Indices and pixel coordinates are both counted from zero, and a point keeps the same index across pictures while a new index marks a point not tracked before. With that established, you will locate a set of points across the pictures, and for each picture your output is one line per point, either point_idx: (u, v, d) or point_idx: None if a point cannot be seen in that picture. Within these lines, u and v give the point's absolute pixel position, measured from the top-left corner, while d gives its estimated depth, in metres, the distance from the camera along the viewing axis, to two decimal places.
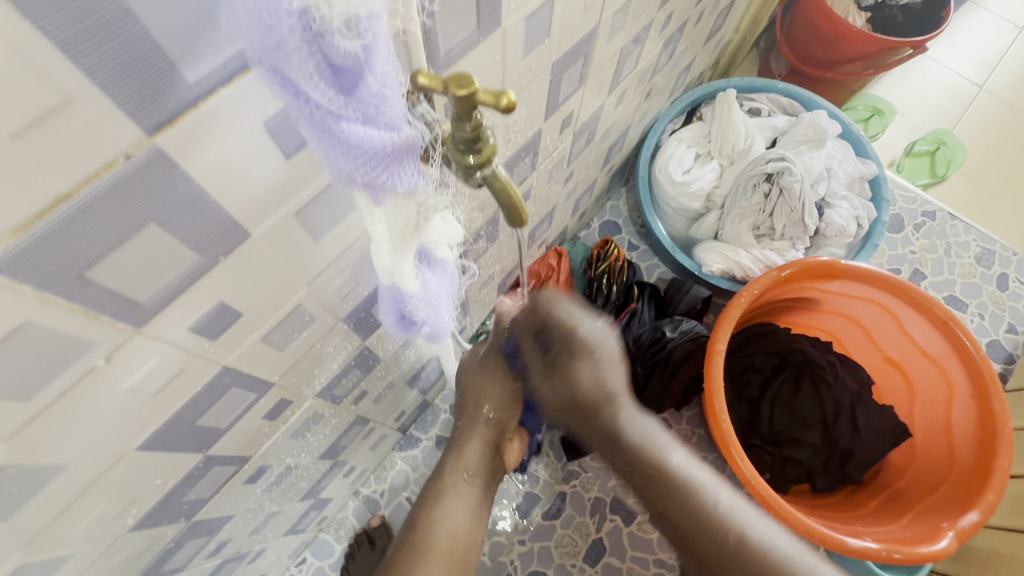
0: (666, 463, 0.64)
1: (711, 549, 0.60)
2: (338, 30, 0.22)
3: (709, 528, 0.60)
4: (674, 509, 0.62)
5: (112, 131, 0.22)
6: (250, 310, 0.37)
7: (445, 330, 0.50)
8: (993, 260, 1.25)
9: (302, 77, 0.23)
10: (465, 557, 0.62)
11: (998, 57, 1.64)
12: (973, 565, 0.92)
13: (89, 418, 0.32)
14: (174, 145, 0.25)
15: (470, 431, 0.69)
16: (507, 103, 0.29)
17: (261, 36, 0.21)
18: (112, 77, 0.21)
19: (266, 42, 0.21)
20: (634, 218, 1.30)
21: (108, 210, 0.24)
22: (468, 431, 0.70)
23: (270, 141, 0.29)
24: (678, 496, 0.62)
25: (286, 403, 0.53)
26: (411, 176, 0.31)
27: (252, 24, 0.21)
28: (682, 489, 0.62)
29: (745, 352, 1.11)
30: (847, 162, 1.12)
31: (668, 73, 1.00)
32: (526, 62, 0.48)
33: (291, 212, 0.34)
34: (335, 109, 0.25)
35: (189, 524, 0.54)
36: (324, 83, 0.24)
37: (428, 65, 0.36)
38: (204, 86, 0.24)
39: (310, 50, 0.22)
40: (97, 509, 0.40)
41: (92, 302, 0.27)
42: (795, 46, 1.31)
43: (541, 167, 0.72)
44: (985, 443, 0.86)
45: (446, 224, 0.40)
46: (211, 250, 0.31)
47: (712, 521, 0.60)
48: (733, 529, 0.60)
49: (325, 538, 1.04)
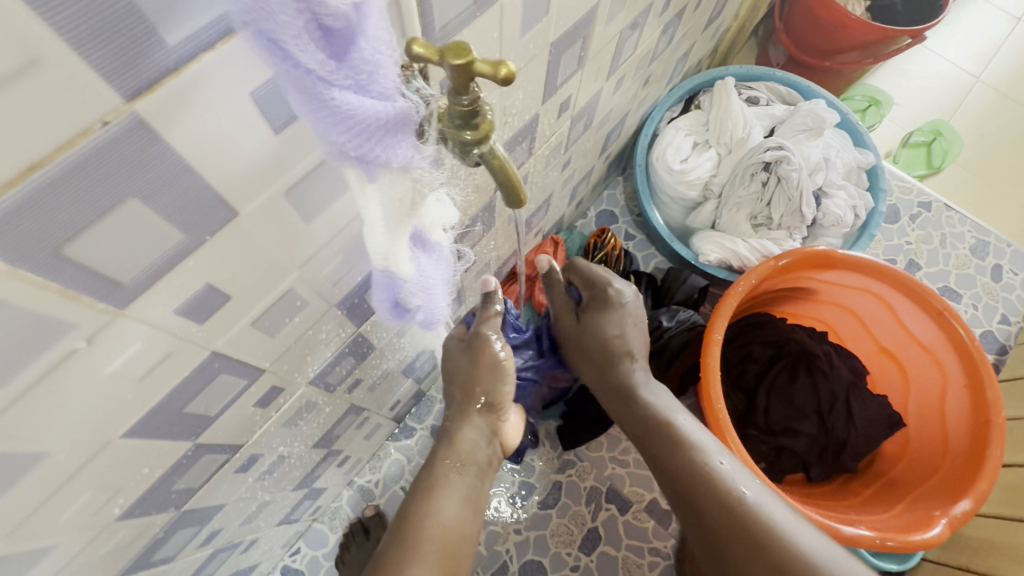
0: (667, 424, 0.67)
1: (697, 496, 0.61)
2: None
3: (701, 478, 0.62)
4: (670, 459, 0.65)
5: (87, 95, 0.21)
6: (239, 293, 0.36)
7: (441, 316, 0.49)
8: (988, 251, 1.26)
9: (292, 38, 0.21)
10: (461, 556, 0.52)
11: (995, 48, 1.63)
12: (964, 552, 0.93)
13: (72, 403, 0.31)
14: (155, 113, 0.23)
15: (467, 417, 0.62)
16: (506, 74, 0.28)
17: None
18: (85, 38, 0.20)
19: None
20: (631, 208, 1.29)
21: (85, 183, 0.23)
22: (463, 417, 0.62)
23: (255, 113, 0.27)
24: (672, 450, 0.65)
25: (278, 390, 0.52)
26: (404, 150, 0.30)
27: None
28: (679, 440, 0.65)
29: (741, 343, 1.12)
30: (845, 151, 1.11)
31: (667, 59, 0.99)
32: (524, 41, 0.46)
33: (280, 190, 0.33)
34: (326, 75, 0.24)
35: (179, 513, 0.53)
36: (314, 46, 0.23)
37: (423, 38, 0.34)
38: (184, 52, 0.23)
39: (299, 7, 0.21)
40: (82, 497, 0.39)
41: (71, 282, 0.26)
42: (794, 35, 1.30)
43: (538, 153, 0.71)
44: (978, 431, 0.86)
45: (442, 207, 0.38)
46: (196, 228, 0.29)
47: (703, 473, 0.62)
48: (727, 488, 0.60)
49: (319, 528, 1.04)
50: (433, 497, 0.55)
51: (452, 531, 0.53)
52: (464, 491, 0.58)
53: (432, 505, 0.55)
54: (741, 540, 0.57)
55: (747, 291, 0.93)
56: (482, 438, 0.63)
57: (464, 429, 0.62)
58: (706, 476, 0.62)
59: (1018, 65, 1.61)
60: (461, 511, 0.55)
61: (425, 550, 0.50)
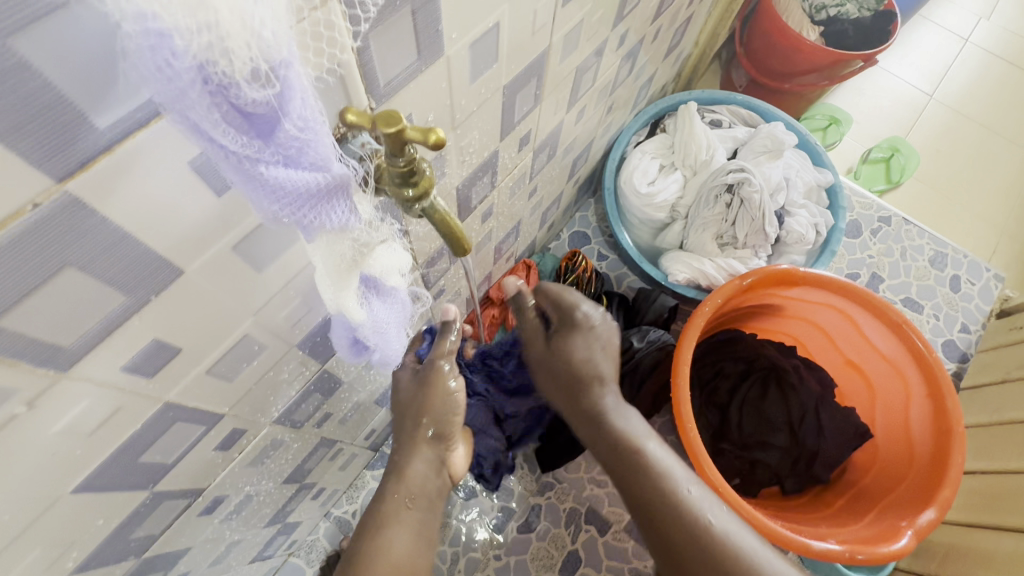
0: (642, 448, 0.62)
1: (670, 532, 0.57)
2: (245, 81, 0.23)
3: (671, 514, 0.57)
4: (641, 485, 0.59)
5: (18, 181, 0.21)
6: (190, 344, 0.37)
7: (396, 355, 0.51)
8: (946, 262, 1.31)
9: (211, 127, 0.23)
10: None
11: (945, 67, 1.72)
12: (934, 560, 0.95)
13: (14, 466, 0.31)
14: (89, 189, 0.24)
15: (415, 447, 0.59)
16: (436, 140, 0.29)
17: (164, 87, 0.21)
18: (14, 130, 0.20)
19: (170, 92, 0.21)
20: (603, 229, 1.32)
21: (19, 259, 0.23)
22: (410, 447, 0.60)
23: (194, 180, 0.28)
24: (646, 477, 0.59)
25: (241, 431, 0.52)
26: (341, 214, 0.32)
27: (154, 77, 0.21)
28: (655, 473, 0.59)
29: (713, 359, 1.14)
30: (804, 171, 1.16)
31: (630, 86, 1.02)
32: (475, 87, 0.48)
33: (227, 246, 0.33)
34: (251, 155, 0.25)
35: (140, 561, 0.52)
36: (235, 131, 0.24)
37: (367, 99, 0.36)
38: (116, 132, 0.23)
39: (215, 101, 0.22)
40: (32, 554, 0.38)
41: (11, 351, 0.26)
42: (754, 59, 1.35)
43: (502, 184, 0.73)
44: (940, 439, 0.89)
45: (392, 254, 0.40)
46: (141, 289, 0.30)
47: (687, 516, 0.57)
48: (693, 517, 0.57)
49: (296, 562, 1.02)
50: (380, 533, 0.54)
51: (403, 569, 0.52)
52: (412, 523, 0.56)
53: (380, 541, 0.53)
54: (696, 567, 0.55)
55: (714, 310, 0.95)
56: (431, 469, 0.60)
57: (415, 460, 0.59)
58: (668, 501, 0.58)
59: (968, 83, 1.70)
60: (412, 546, 0.54)
61: None
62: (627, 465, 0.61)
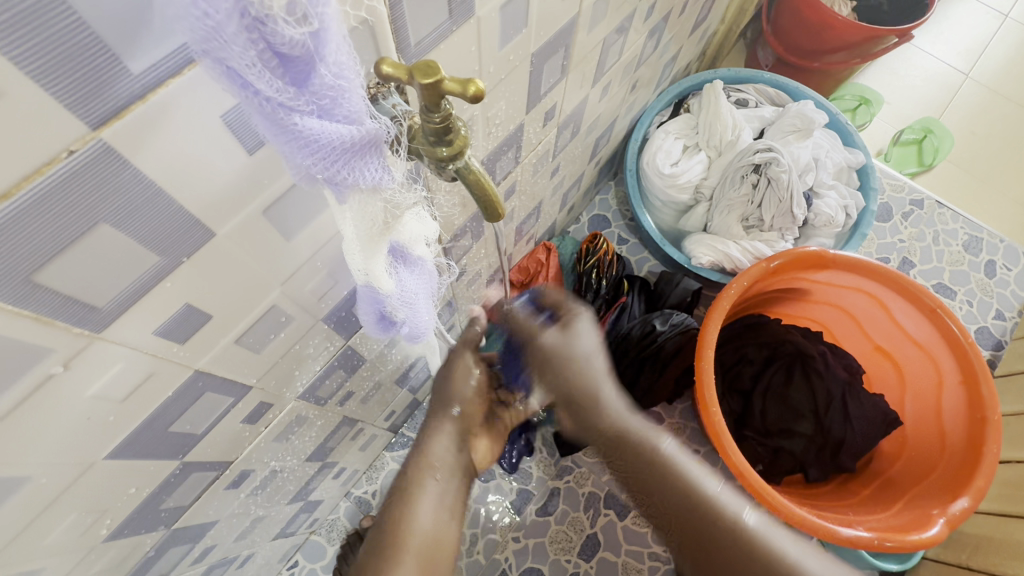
0: (659, 453, 0.60)
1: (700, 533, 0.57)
2: (282, 16, 0.21)
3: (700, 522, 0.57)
4: (665, 493, 0.59)
5: (52, 127, 0.21)
6: (219, 312, 0.36)
7: (426, 329, 0.49)
8: (981, 247, 1.26)
9: (246, 67, 0.22)
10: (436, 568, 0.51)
11: (983, 45, 1.64)
12: (964, 551, 0.93)
13: (48, 430, 0.31)
14: (122, 140, 0.23)
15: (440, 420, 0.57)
16: (475, 92, 0.28)
17: (198, 23, 0.20)
18: (45, 69, 0.20)
19: (205, 29, 0.20)
20: (623, 212, 1.29)
21: (54, 210, 0.23)
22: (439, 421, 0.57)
23: (226, 137, 0.28)
24: (670, 483, 0.59)
25: (267, 405, 0.52)
26: (375, 172, 0.30)
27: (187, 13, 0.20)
28: (673, 480, 0.59)
29: (737, 344, 1.12)
30: (834, 151, 1.12)
31: (654, 64, 0.99)
32: (503, 53, 0.46)
33: (257, 210, 0.33)
34: (286, 102, 0.24)
35: (170, 532, 0.53)
36: (270, 75, 0.23)
37: (397, 56, 0.34)
38: (147, 80, 0.23)
39: (251, 37, 0.21)
40: (67, 519, 0.39)
41: (45, 309, 0.26)
42: (782, 36, 1.30)
43: (526, 161, 0.71)
44: (974, 429, 0.86)
45: (420, 222, 0.39)
46: (173, 250, 0.29)
47: (715, 518, 0.56)
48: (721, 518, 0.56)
49: (317, 540, 1.03)
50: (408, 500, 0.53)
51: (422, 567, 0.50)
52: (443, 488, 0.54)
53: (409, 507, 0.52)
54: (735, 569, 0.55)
55: (740, 293, 0.92)
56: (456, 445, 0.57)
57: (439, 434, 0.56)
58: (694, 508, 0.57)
59: (1007, 61, 1.62)
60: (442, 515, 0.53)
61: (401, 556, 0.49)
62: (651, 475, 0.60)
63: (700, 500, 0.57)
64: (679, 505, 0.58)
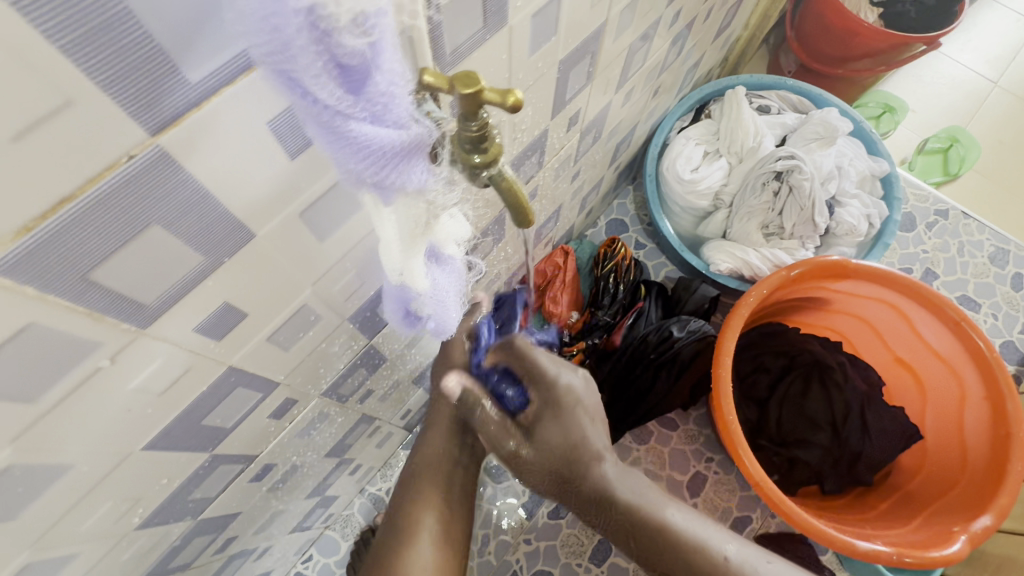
0: (659, 524, 0.62)
1: None
2: (347, 29, 0.22)
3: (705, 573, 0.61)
4: (668, 568, 0.63)
5: (115, 132, 0.22)
6: (254, 310, 0.37)
7: (452, 325, 0.50)
8: (1008, 260, 1.23)
9: (311, 77, 0.23)
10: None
11: (1013, 52, 1.61)
12: (985, 569, 0.91)
13: (92, 420, 0.32)
14: (178, 145, 0.24)
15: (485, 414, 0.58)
16: (514, 102, 0.29)
17: (269, 36, 0.21)
18: (112, 78, 0.21)
19: (274, 42, 0.21)
20: (641, 217, 1.29)
21: (113, 211, 0.24)
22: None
23: (271, 141, 0.28)
24: (680, 568, 0.62)
25: (292, 402, 0.53)
26: (418, 175, 0.31)
27: (260, 25, 0.21)
28: (683, 549, 0.62)
29: (753, 352, 1.10)
30: (858, 159, 1.10)
31: (677, 69, 0.99)
32: (533, 59, 0.47)
33: (295, 212, 0.34)
34: (344, 110, 0.25)
35: (195, 522, 0.54)
36: (332, 83, 0.24)
37: (434, 64, 0.35)
38: (205, 87, 0.24)
39: (318, 49, 0.22)
40: (102, 508, 0.40)
41: (97, 304, 0.27)
42: (806, 42, 1.29)
43: (548, 165, 0.72)
44: (998, 446, 0.84)
45: (454, 222, 0.40)
46: (216, 251, 0.30)
47: (717, 565, 0.61)
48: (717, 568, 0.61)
49: (331, 536, 1.05)
50: None
51: None
52: None
53: None
54: None
55: (758, 302, 0.91)
56: None
57: None
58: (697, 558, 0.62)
59: None
60: None
61: None
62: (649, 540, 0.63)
63: (706, 562, 0.62)
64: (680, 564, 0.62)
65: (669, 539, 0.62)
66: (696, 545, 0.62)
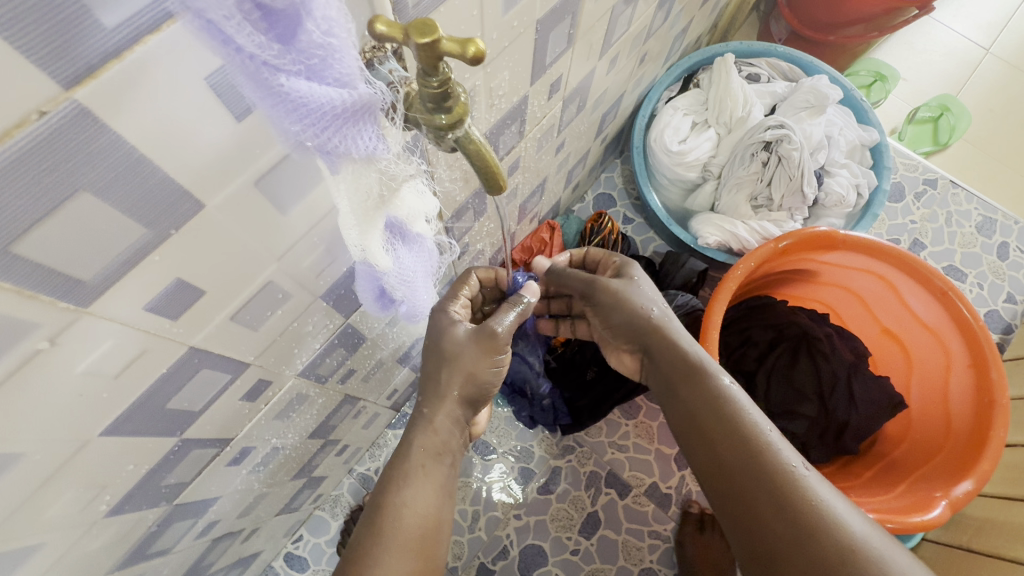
0: (718, 386, 0.57)
1: (751, 492, 0.51)
2: None
3: (760, 476, 0.51)
4: (713, 432, 0.55)
5: (21, 85, 0.19)
6: (213, 288, 0.35)
7: (424, 306, 0.50)
8: (995, 229, 1.23)
9: (225, 19, 0.21)
10: (437, 540, 0.51)
11: (1006, 17, 1.58)
12: (966, 532, 0.93)
13: (40, 406, 0.30)
14: (100, 104, 0.22)
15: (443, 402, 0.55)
16: (475, 53, 0.26)
17: None
18: (10, 21, 0.18)
19: None
20: (629, 191, 1.27)
21: (28, 176, 0.22)
22: (442, 403, 0.55)
23: (214, 102, 0.26)
24: (724, 428, 0.54)
25: (266, 383, 0.51)
26: (368, 140, 0.29)
27: None
28: (728, 416, 0.55)
29: (741, 326, 1.11)
30: (848, 128, 1.08)
31: (664, 35, 0.96)
32: (507, 18, 0.44)
33: (249, 180, 0.31)
34: (271, 60, 0.23)
35: (172, 507, 0.53)
36: (252, 29, 0.22)
37: (393, 15, 0.32)
38: (124, 35, 0.21)
39: None
40: (66, 495, 0.38)
41: (26, 279, 0.25)
42: (796, 8, 1.25)
43: (529, 135, 0.69)
44: (982, 411, 0.85)
45: (419, 197, 0.37)
46: (159, 222, 0.28)
47: (766, 467, 0.51)
48: (769, 466, 0.51)
49: (321, 516, 1.05)
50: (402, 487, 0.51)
51: (431, 520, 0.50)
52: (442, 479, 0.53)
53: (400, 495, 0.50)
54: (775, 518, 0.49)
55: (747, 274, 0.90)
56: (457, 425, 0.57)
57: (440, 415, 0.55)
58: (742, 439, 0.53)
59: None
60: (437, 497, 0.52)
61: (396, 543, 0.48)
62: (700, 397, 0.57)
63: (754, 446, 0.53)
64: (730, 446, 0.54)
65: (718, 403, 0.56)
66: (740, 411, 0.55)
